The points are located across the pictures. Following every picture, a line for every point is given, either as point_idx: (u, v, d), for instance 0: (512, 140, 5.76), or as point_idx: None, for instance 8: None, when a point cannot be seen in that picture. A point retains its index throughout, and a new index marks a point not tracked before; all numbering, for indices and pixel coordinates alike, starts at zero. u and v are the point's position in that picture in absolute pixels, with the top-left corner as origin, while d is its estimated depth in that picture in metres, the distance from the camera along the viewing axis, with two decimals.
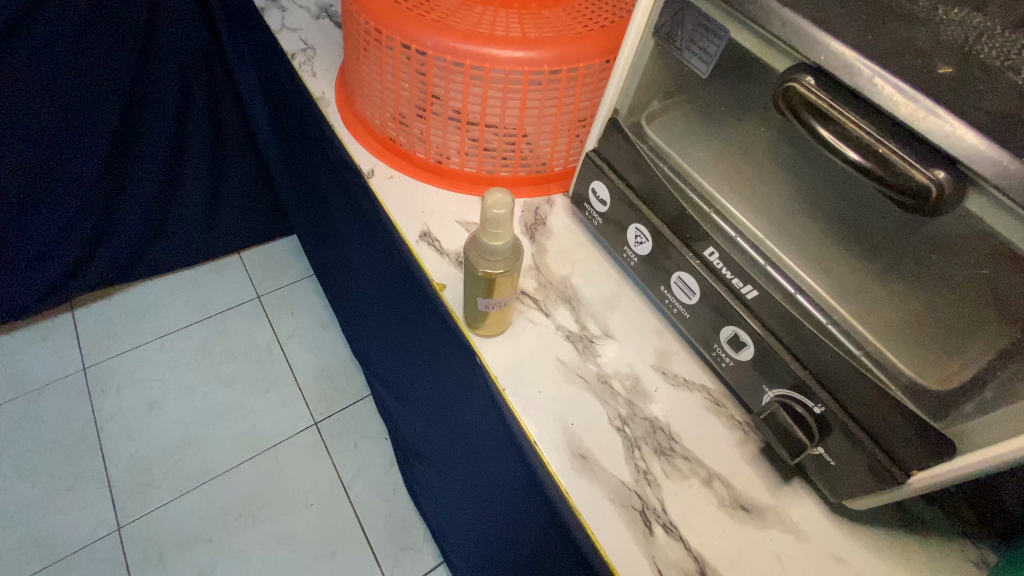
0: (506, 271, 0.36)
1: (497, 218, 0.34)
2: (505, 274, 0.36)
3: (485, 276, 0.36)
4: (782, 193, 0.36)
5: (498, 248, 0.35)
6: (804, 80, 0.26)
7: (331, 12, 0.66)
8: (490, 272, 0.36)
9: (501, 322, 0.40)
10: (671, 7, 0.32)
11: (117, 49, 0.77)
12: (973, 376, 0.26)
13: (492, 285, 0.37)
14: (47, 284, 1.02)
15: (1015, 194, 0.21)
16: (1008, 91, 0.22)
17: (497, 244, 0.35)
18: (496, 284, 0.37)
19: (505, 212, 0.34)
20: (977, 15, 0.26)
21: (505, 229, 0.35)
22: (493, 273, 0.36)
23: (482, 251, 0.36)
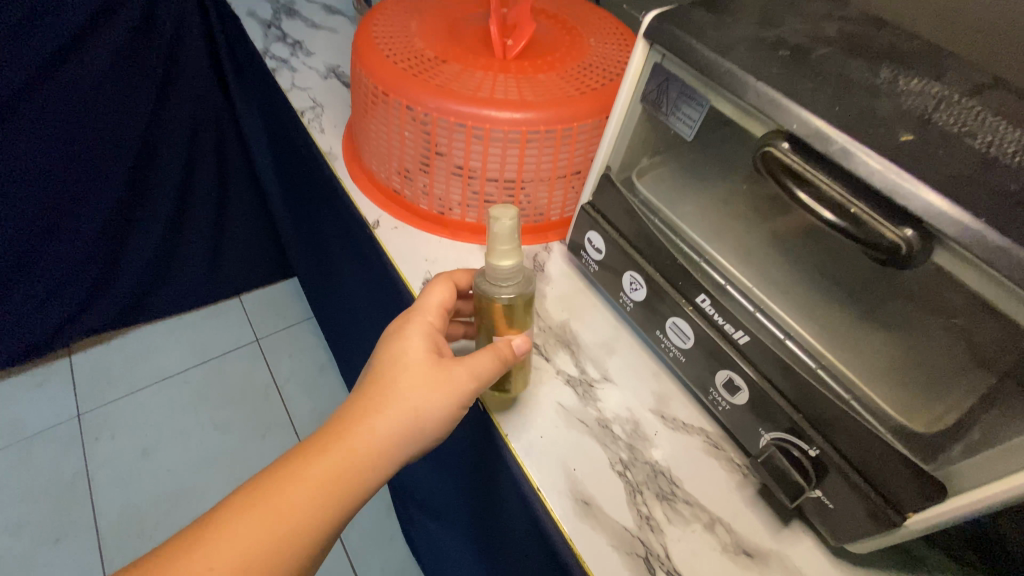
0: (516, 305, 0.37)
1: (497, 236, 0.35)
2: (514, 302, 0.37)
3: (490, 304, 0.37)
4: (767, 245, 0.38)
5: (507, 274, 0.36)
6: (779, 145, 0.28)
7: (338, 71, 0.70)
8: (496, 296, 0.37)
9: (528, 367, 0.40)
10: (657, 76, 0.35)
11: (136, 98, 0.83)
12: (958, 420, 0.27)
13: (502, 314, 0.37)
14: (48, 327, 1.03)
15: (979, 250, 0.23)
16: (967, 157, 0.25)
17: (505, 269, 0.36)
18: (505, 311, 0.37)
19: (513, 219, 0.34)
20: (934, 87, 0.29)
21: (508, 253, 0.36)
22: (499, 299, 0.37)
23: (488, 277, 0.37)
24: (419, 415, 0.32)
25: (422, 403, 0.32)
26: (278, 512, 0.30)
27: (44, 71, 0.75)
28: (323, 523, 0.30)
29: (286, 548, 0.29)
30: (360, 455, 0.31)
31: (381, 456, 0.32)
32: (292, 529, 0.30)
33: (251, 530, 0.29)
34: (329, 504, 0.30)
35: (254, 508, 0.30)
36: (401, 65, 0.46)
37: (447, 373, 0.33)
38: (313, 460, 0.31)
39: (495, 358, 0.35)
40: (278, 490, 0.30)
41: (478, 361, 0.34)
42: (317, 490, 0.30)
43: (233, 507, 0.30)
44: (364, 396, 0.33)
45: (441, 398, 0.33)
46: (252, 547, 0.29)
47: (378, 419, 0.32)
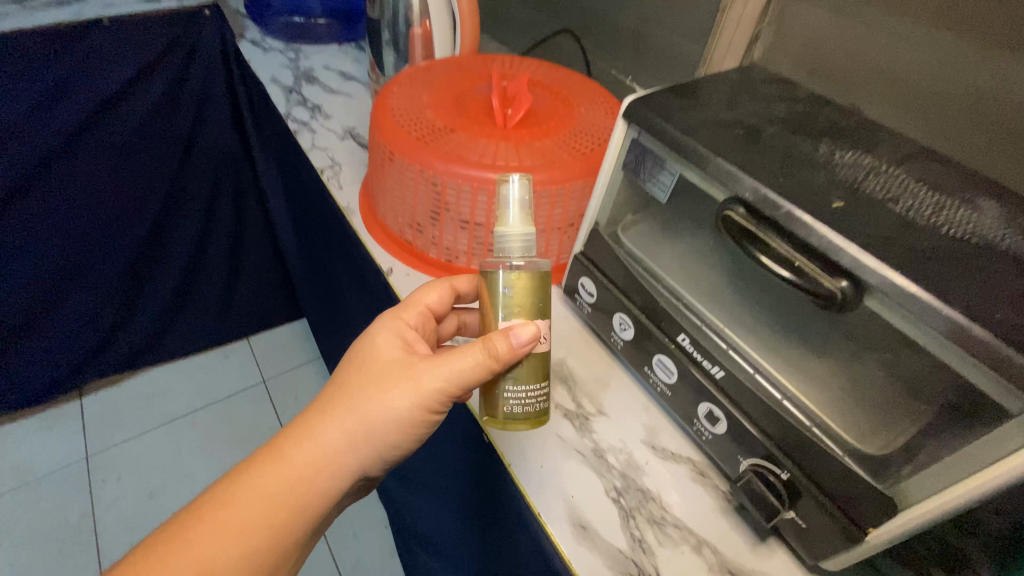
0: (518, 286, 0.35)
1: (504, 201, 0.37)
2: (513, 278, 0.35)
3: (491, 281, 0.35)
4: (740, 289, 0.43)
5: (512, 245, 0.36)
6: (736, 210, 0.34)
7: (354, 132, 0.77)
8: (497, 270, 0.35)
9: (536, 367, 0.36)
10: (635, 148, 0.41)
11: (165, 154, 0.96)
12: (907, 443, 0.31)
13: (505, 294, 0.35)
14: (70, 363, 1.11)
15: (898, 297, 0.27)
16: (888, 221, 0.30)
17: (512, 239, 0.36)
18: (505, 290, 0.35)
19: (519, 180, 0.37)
20: (865, 158, 0.35)
21: (516, 220, 0.36)
22: (500, 272, 0.35)
23: (495, 249, 0.36)
24: (374, 414, 0.35)
25: (385, 401, 0.35)
26: (233, 507, 0.33)
27: (84, 129, 0.87)
28: (282, 517, 0.33)
29: (241, 540, 0.32)
30: (311, 454, 0.34)
31: (346, 450, 0.35)
32: (245, 522, 0.32)
33: (208, 526, 0.32)
34: (284, 498, 0.33)
35: (213, 505, 0.33)
36: (415, 133, 0.53)
37: (408, 372, 0.36)
38: (269, 459, 0.34)
39: (480, 352, 0.34)
40: (235, 488, 0.33)
41: (453, 358, 0.35)
42: (271, 486, 0.33)
43: (211, 500, 0.33)
44: (327, 397, 0.36)
45: (403, 396, 0.35)
46: (229, 533, 0.32)
47: (332, 418, 0.35)
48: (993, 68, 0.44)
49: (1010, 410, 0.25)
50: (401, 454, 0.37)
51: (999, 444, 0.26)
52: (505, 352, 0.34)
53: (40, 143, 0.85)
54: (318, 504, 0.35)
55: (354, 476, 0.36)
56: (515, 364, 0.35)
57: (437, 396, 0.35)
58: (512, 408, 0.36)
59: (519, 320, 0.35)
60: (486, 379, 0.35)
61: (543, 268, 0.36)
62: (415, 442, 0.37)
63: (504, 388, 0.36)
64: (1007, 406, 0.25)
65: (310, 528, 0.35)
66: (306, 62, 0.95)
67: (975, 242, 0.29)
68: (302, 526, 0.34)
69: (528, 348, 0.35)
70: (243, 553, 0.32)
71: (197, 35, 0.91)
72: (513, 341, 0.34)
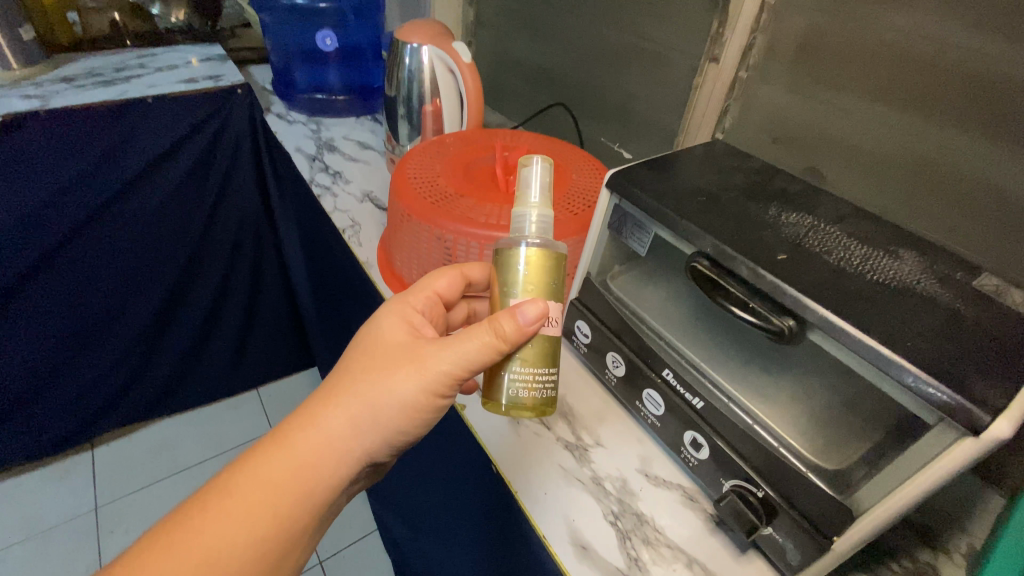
0: (532, 264, 0.38)
1: (526, 182, 0.40)
2: (531, 253, 0.38)
3: (510, 254, 0.38)
4: (716, 330, 0.49)
5: (529, 226, 0.40)
6: (700, 261, 0.40)
7: (371, 196, 0.86)
8: (514, 245, 0.39)
9: (541, 348, 0.38)
10: (617, 212, 0.48)
11: (189, 222, 1.06)
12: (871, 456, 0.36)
13: (520, 269, 0.38)
14: (90, 410, 1.17)
15: (832, 331, 0.33)
16: (822, 268, 0.37)
17: (529, 218, 0.39)
18: (521, 264, 0.38)
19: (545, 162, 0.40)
20: (807, 218, 0.42)
21: (537, 200, 0.40)
22: (517, 246, 0.39)
23: (514, 226, 0.40)
24: (380, 397, 0.36)
25: (390, 383, 0.36)
26: (237, 499, 0.33)
27: (115, 199, 0.96)
28: (286, 506, 0.34)
29: (247, 531, 0.33)
30: (315, 442, 0.35)
31: (351, 437, 0.36)
32: (250, 513, 0.33)
33: (212, 520, 0.33)
34: (289, 487, 0.34)
35: (217, 497, 0.34)
36: (429, 199, 0.61)
37: (414, 354, 0.37)
38: (272, 450, 0.35)
39: (487, 332, 0.36)
40: (237, 480, 0.34)
41: (461, 340, 0.36)
42: (275, 476, 0.34)
43: (214, 491, 0.34)
44: (330, 384, 0.37)
45: (408, 378, 0.36)
46: (231, 527, 0.33)
47: (336, 405, 0.36)
48: (923, 138, 0.52)
49: (930, 420, 0.31)
50: (407, 439, 0.38)
51: (926, 449, 0.31)
52: (513, 332, 0.36)
53: (83, 209, 0.94)
54: (324, 492, 0.35)
55: (360, 463, 0.37)
56: (522, 344, 0.37)
57: (443, 378, 0.36)
58: (514, 390, 0.39)
59: (528, 299, 0.38)
60: (494, 359, 0.37)
61: (558, 251, 0.39)
62: (422, 425, 0.38)
63: (510, 369, 0.38)
64: (926, 418, 0.31)
65: (316, 518, 0.36)
66: (326, 132, 1.05)
67: (893, 284, 0.36)
68: (309, 515, 0.35)
69: (535, 326, 0.37)
70: (250, 543, 0.33)
71: (230, 108, 1.00)
72: (519, 321, 0.36)
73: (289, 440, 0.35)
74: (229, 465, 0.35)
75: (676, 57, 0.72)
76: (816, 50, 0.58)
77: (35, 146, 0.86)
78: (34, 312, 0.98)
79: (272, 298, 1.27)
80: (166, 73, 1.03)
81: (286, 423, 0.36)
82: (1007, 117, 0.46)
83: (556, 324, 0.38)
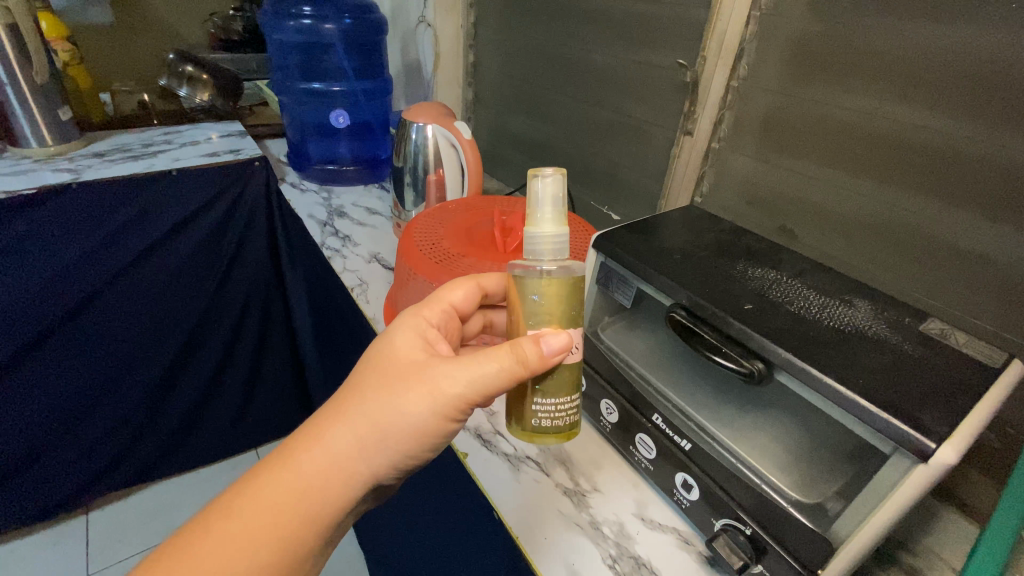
0: (549, 292, 0.41)
1: (536, 203, 0.42)
2: (546, 283, 0.41)
3: (527, 284, 0.41)
4: (701, 375, 0.53)
5: (541, 248, 0.42)
6: (678, 311, 0.45)
7: (378, 257, 0.92)
8: (530, 270, 0.42)
9: (563, 377, 0.43)
10: (604, 269, 0.54)
11: (202, 285, 1.11)
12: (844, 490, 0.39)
13: (540, 295, 0.41)
14: (90, 473, 1.18)
15: (794, 370, 0.38)
16: (784, 315, 0.42)
17: (542, 239, 0.42)
18: (536, 291, 0.41)
19: (554, 177, 0.42)
20: (771, 273, 0.48)
21: (547, 222, 0.42)
22: (533, 271, 0.42)
23: (528, 247, 0.42)
24: (390, 417, 0.38)
25: (399, 403, 0.38)
26: (240, 519, 0.35)
27: (134, 264, 1.02)
28: (288, 527, 0.36)
29: (248, 553, 0.35)
30: (321, 462, 0.37)
31: (356, 458, 0.38)
32: (253, 533, 0.35)
33: (214, 538, 0.35)
34: (295, 507, 0.36)
35: (221, 516, 0.35)
36: (434, 260, 0.66)
37: (425, 374, 0.39)
38: (278, 469, 0.37)
39: (509, 357, 0.39)
40: (240, 501, 0.36)
41: (477, 364, 0.39)
42: (280, 496, 0.36)
43: (217, 512, 0.36)
44: (340, 401, 0.39)
45: (417, 399, 0.38)
46: (232, 547, 0.35)
47: (345, 425, 0.38)
48: (877, 199, 0.58)
49: (887, 450, 0.34)
50: (414, 459, 0.40)
51: (888, 478, 0.35)
52: (536, 358, 0.40)
53: (104, 275, 0.99)
54: (329, 513, 0.38)
55: (367, 482, 0.39)
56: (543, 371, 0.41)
57: (454, 401, 0.39)
58: (546, 419, 0.44)
59: (551, 330, 0.42)
60: (510, 382, 0.40)
61: (572, 273, 0.42)
62: (433, 444, 0.40)
63: (534, 401, 0.44)
64: (883, 448, 0.35)
65: (318, 540, 0.38)
66: (336, 200, 1.13)
67: (847, 328, 0.41)
68: (312, 537, 0.37)
69: (558, 357, 0.41)
70: (251, 567, 0.35)
71: (247, 180, 1.09)
72: (543, 348, 0.40)
73: (293, 460, 0.37)
74: (233, 485, 0.37)
75: (656, 130, 0.80)
76: (777, 125, 0.66)
77: (66, 217, 0.93)
78: (47, 373, 1.01)
79: (278, 356, 1.30)
80: (189, 148, 1.12)
81: (293, 441, 0.38)
82: (947, 180, 0.52)
83: (577, 350, 0.43)
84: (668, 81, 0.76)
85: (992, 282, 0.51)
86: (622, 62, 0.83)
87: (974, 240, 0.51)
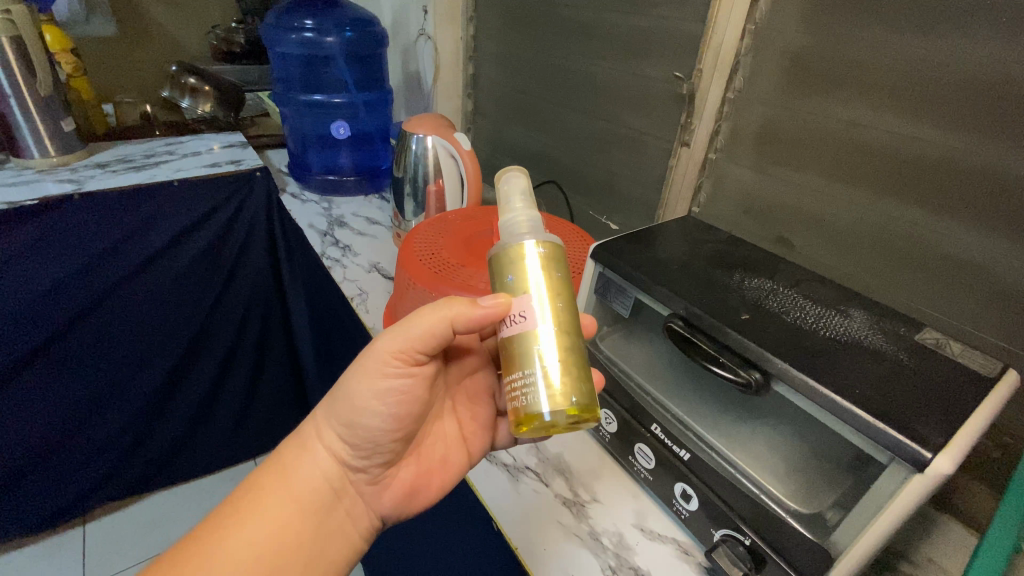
0: (514, 262, 0.38)
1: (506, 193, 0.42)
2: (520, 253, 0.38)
3: (503, 262, 0.39)
4: (700, 385, 0.53)
5: (517, 228, 0.40)
6: (675, 321, 0.45)
7: (378, 267, 0.93)
8: (507, 248, 0.39)
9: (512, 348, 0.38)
10: (602, 279, 0.54)
11: (202, 294, 1.11)
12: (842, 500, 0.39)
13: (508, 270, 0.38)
14: (87, 484, 1.17)
15: (791, 380, 0.38)
16: (781, 326, 0.42)
17: (517, 222, 0.40)
18: (515, 264, 0.38)
19: (517, 172, 0.43)
20: (767, 284, 0.48)
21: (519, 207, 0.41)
22: (511, 247, 0.38)
23: (504, 232, 0.40)
24: (341, 385, 0.43)
25: (348, 372, 0.43)
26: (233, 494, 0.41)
27: (135, 274, 1.02)
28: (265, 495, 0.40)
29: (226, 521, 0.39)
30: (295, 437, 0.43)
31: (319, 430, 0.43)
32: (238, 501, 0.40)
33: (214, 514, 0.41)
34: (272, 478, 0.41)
35: None
36: (434, 271, 0.67)
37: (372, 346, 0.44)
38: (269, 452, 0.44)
39: (438, 313, 0.41)
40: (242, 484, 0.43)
41: (410, 317, 0.42)
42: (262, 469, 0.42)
43: None
44: None
45: (358, 363, 0.42)
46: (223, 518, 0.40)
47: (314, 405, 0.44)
48: (873, 209, 0.58)
49: (883, 459, 0.35)
50: (371, 424, 0.42)
51: (885, 487, 0.35)
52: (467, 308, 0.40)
53: (105, 285, 1.00)
54: (307, 487, 0.42)
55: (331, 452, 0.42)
56: (478, 319, 0.39)
57: (391, 351, 0.41)
58: (531, 395, 0.36)
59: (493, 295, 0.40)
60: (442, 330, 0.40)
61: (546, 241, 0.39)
62: (385, 401, 0.42)
63: (507, 377, 0.38)
64: (879, 458, 0.35)
65: (292, 510, 0.41)
66: (336, 210, 1.13)
67: (843, 338, 0.41)
68: (289, 507, 0.41)
69: (495, 314, 0.38)
70: (231, 533, 0.38)
71: (248, 191, 1.09)
72: (473, 303, 0.39)
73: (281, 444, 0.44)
74: None
75: (653, 141, 0.81)
76: (772, 137, 0.67)
77: (68, 227, 0.94)
78: (45, 383, 1.01)
79: (277, 366, 1.30)
80: (192, 159, 1.13)
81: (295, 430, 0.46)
82: (942, 191, 0.53)
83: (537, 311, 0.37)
84: (665, 93, 0.77)
85: (988, 292, 0.51)
86: (620, 75, 0.84)
87: (969, 251, 0.52)
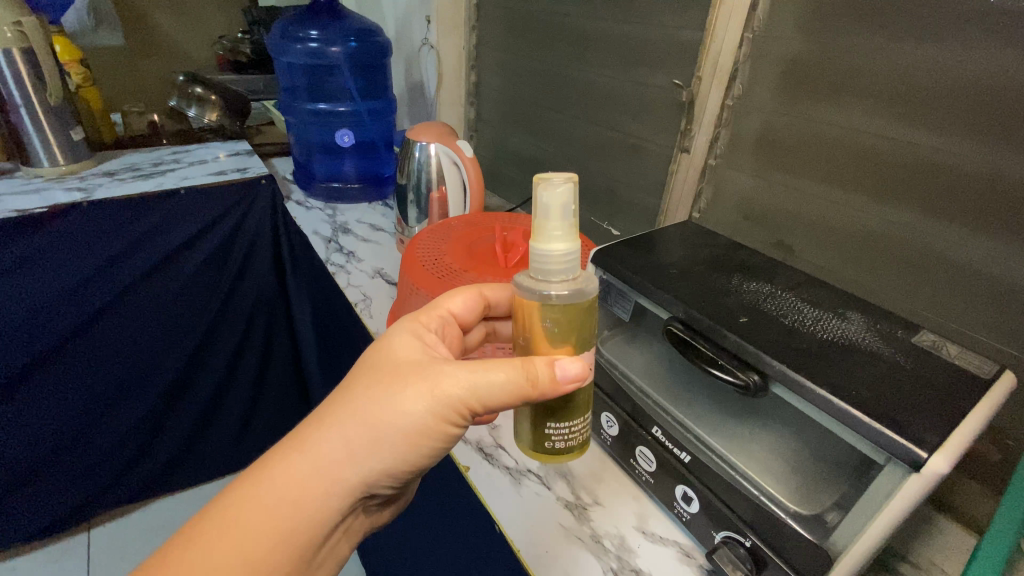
0: (561, 316, 0.40)
1: (543, 214, 0.38)
2: (559, 305, 0.40)
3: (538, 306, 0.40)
4: (700, 388, 0.54)
5: (550, 266, 0.39)
6: (675, 325, 0.46)
7: (382, 272, 0.94)
8: (540, 292, 0.40)
9: (579, 405, 0.43)
10: (602, 283, 0.55)
11: (209, 300, 1.13)
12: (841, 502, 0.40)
13: (548, 316, 0.40)
14: (93, 488, 1.18)
15: (790, 382, 0.38)
16: (779, 328, 0.43)
17: (551, 256, 0.38)
18: (557, 304, 0.40)
19: (559, 186, 0.37)
20: (766, 286, 0.49)
21: (555, 238, 0.38)
22: (544, 294, 0.40)
23: (536, 262, 0.39)
24: (388, 419, 0.38)
25: (397, 407, 0.38)
26: (231, 525, 0.35)
27: (143, 279, 1.04)
28: (285, 531, 0.36)
29: (239, 559, 0.35)
30: (310, 464, 0.37)
31: (347, 466, 0.38)
32: (250, 538, 0.35)
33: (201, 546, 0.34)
34: (286, 515, 0.36)
35: (208, 525, 0.35)
36: (438, 275, 0.68)
37: (425, 375, 0.39)
38: (270, 474, 0.37)
39: (520, 373, 0.39)
40: (237, 507, 0.36)
41: (483, 370, 0.39)
42: (274, 501, 0.36)
43: (208, 520, 0.35)
44: (332, 404, 0.39)
45: (417, 400, 0.38)
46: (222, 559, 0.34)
47: (338, 429, 0.38)
48: (871, 213, 0.59)
49: (880, 460, 0.35)
50: (409, 466, 0.40)
51: (884, 487, 0.35)
52: (548, 380, 0.39)
53: (114, 289, 1.01)
54: (324, 521, 0.38)
55: (356, 489, 0.38)
56: (555, 396, 0.40)
57: (454, 402, 0.39)
58: (563, 441, 0.44)
59: (568, 354, 0.41)
60: (518, 400, 0.40)
61: (581, 293, 0.40)
62: (433, 447, 0.40)
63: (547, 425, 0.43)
64: (877, 459, 0.35)
65: (309, 545, 0.37)
66: (341, 216, 1.15)
67: (840, 340, 0.42)
68: (303, 543, 0.37)
69: (572, 384, 0.40)
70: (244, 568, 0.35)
71: (253, 199, 1.11)
72: (558, 373, 0.39)
73: (286, 466, 0.37)
74: (225, 490, 0.37)
75: (654, 147, 0.82)
76: (772, 143, 0.68)
77: (78, 233, 0.95)
78: (53, 388, 1.02)
79: (281, 371, 1.31)
80: (199, 167, 1.15)
81: (286, 439, 0.38)
82: (941, 197, 0.53)
83: (590, 375, 0.42)
84: (665, 100, 0.78)
85: (985, 296, 0.52)
86: (620, 82, 0.85)
87: (967, 255, 0.52)
